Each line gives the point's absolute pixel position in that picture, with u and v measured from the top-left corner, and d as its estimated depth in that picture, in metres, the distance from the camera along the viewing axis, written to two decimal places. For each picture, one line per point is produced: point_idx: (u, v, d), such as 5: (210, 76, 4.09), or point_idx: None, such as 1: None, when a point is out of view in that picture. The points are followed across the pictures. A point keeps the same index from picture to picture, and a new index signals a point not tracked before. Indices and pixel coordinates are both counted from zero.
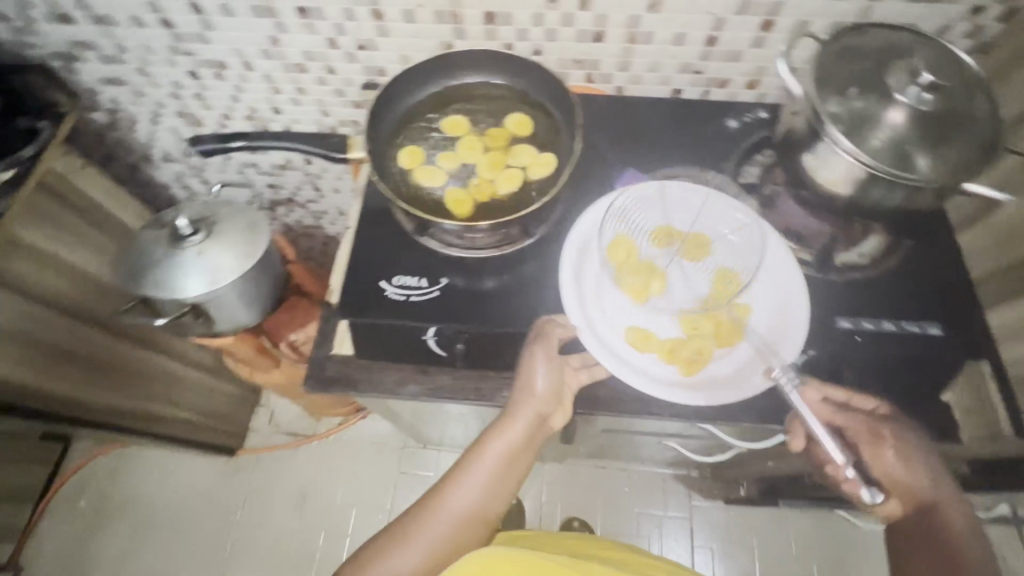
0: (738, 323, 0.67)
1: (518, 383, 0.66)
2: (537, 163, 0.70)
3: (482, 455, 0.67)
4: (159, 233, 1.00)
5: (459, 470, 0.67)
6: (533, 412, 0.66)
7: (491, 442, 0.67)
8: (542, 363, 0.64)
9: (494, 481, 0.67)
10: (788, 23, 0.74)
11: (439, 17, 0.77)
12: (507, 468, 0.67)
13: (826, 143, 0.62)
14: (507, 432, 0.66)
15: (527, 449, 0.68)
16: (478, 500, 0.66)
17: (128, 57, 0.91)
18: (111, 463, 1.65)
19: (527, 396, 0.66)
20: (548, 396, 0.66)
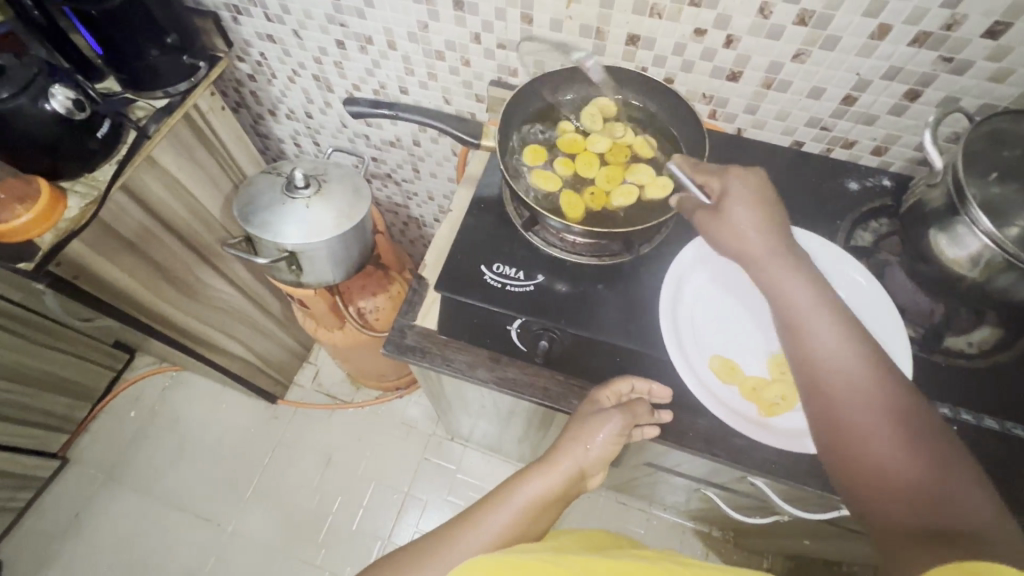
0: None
1: (574, 434, 0.67)
2: (655, 184, 0.71)
3: (514, 495, 0.64)
4: (274, 181, 1.08)
5: (482, 509, 0.63)
6: (577, 465, 0.66)
7: (530, 481, 0.65)
8: (616, 418, 0.66)
9: (536, 514, 0.63)
10: (935, 97, 0.73)
11: (584, 31, 0.80)
12: (531, 521, 0.63)
13: (964, 224, 0.59)
14: (551, 474, 0.65)
15: (557, 503, 0.66)
16: (518, 525, 0.62)
17: (289, 18, 0.99)
18: (166, 382, 1.76)
19: (584, 443, 0.66)
20: (597, 459, 0.67)
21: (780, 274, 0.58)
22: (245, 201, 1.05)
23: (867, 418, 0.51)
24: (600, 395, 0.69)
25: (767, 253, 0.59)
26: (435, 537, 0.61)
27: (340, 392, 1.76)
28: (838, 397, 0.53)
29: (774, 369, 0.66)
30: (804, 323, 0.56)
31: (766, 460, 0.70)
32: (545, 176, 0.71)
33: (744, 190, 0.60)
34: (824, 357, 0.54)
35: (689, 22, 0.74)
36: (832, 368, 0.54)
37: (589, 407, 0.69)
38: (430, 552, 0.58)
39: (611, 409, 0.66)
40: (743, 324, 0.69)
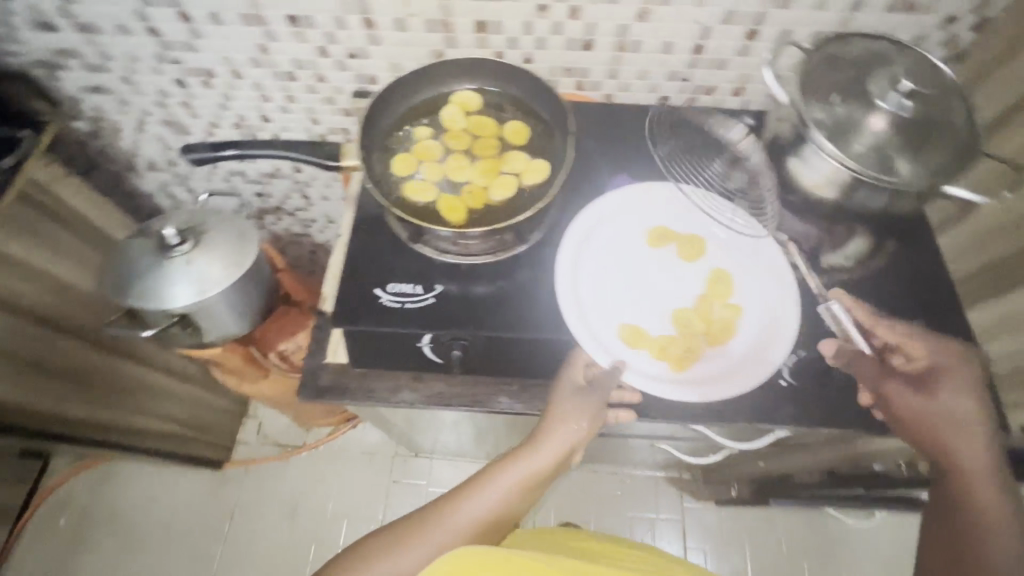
0: (731, 323, 0.68)
1: (552, 415, 0.68)
2: (531, 169, 0.70)
3: (498, 479, 0.67)
4: (145, 243, 0.99)
5: (466, 492, 0.67)
6: (562, 446, 0.67)
7: (513, 466, 0.67)
8: (593, 401, 0.66)
9: (506, 501, 0.67)
10: (772, 33, 0.76)
11: (431, 26, 0.77)
12: (513, 502, 0.67)
13: (812, 150, 0.63)
14: (533, 460, 0.67)
15: (539, 483, 0.69)
16: (485, 514, 0.66)
17: (113, 65, 0.89)
18: (93, 478, 1.60)
19: (568, 426, 0.67)
20: (580, 440, 0.68)
21: (954, 388, 0.64)
22: (118, 272, 0.96)
23: (995, 499, 0.62)
24: (572, 373, 0.67)
25: (938, 365, 0.65)
26: (423, 517, 0.65)
27: (289, 439, 1.68)
28: (982, 486, 0.63)
29: (678, 325, 0.68)
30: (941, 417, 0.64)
31: (697, 409, 0.73)
32: (418, 186, 0.69)
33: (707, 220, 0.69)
34: (978, 452, 0.63)
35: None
36: (962, 456, 0.63)
37: (564, 387, 0.68)
38: (422, 528, 0.64)
39: (589, 389, 0.67)
40: (644, 287, 0.70)
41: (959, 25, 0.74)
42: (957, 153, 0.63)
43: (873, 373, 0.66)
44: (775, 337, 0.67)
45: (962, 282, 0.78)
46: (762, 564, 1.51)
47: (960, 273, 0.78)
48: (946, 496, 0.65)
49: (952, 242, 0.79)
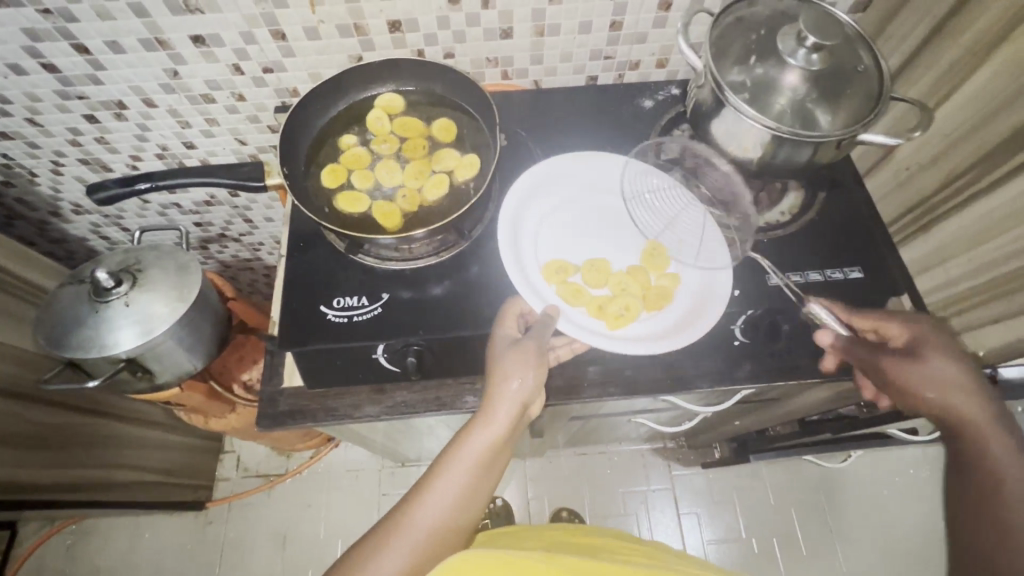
0: (667, 290, 0.69)
1: (495, 376, 0.62)
2: (462, 164, 0.69)
3: (459, 454, 0.61)
4: (80, 290, 0.94)
5: (430, 480, 0.62)
6: (514, 404, 0.62)
7: (470, 435, 0.62)
8: (532, 349, 0.62)
9: (473, 480, 0.62)
10: (685, 1, 0.77)
11: (343, 31, 0.75)
12: (483, 476, 0.62)
13: (732, 112, 0.64)
14: (490, 424, 0.62)
15: (506, 447, 0.64)
16: (454, 503, 0.61)
17: (13, 108, 0.84)
18: (69, 539, 1.54)
19: (515, 379, 0.62)
20: (531, 390, 0.63)
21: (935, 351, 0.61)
22: (51, 325, 0.91)
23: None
24: (506, 323, 0.65)
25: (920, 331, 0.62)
26: (391, 520, 0.60)
27: (270, 469, 1.64)
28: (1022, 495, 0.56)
29: (614, 285, 0.68)
30: (981, 426, 0.59)
31: (659, 380, 0.73)
32: (350, 197, 0.68)
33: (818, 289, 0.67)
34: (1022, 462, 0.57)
35: None
36: (1001, 462, 0.57)
37: (500, 341, 0.64)
38: (391, 532, 0.59)
39: (524, 338, 0.63)
40: (585, 251, 0.72)
41: None
42: (868, 98, 0.65)
43: (920, 374, 0.60)
44: (706, 307, 0.67)
45: (893, 222, 0.81)
46: (753, 517, 1.55)
47: (890, 215, 0.81)
48: (963, 495, 0.59)
49: (879, 186, 0.82)
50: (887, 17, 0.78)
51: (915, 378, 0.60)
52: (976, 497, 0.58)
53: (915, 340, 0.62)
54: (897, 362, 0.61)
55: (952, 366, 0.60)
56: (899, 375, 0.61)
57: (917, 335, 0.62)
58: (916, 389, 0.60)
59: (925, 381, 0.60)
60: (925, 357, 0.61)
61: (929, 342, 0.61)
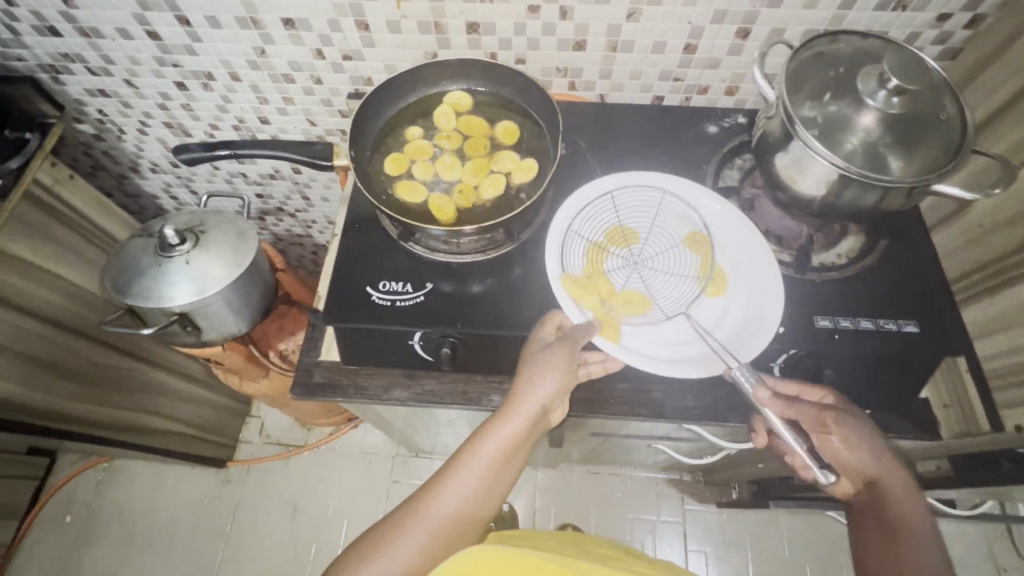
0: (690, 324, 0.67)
1: (524, 377, 0.63)
2: (520, 168, 0.71)
3: (481, 448, 0.62)
4: (147, 243, 1.00)
5: (449, 470, 0.63)
6: (538, 406, 0.63)
7: (491, 430, 0.63)
8: (560, 354, 0.62)
9: (491, 478, 0.62)
10: (763, 31, 0.76)
11: (423, 28, 0.78)
12: (500, 473, 0.63)
13: (801, 146, 0.63)
14: (511, 421, 0.62)
15: (525, 445, 0.64)
16: (470, 498, 0.61)
17: (115, 69, 0.91)
18: (99, 476, 1.63)
19: (541, 385, 0.62)
20: (556, 394, 0.63)
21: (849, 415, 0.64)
22: (116, 273, 0.97)
23: (927, 551, 0.57)
24: (540, 330, 0.65)
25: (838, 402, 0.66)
26: (410, 505, 0.62)
27: (291, 439, 1.69)
28: (925, 543, 0.57)
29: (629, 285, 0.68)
30: (894, 485, 0.61)
31: (687, 408, 0.72)
32: (408, 186, 0.70)
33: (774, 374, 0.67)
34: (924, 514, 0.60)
35: (521, 1, 0.74)
36: (910, 515, 0.60)
37: (535, 346, 0.64)
38: (408, 519, 0.60)
39: (557, 345, 0.63)
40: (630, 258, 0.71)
41: (951, 22, 0.73)
42: (946, 148, 0.63)
43: (849, 438, 0.62)
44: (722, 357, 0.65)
45: (955, 282, 0.78)
46: (764, 566, 1.49)
47: (955, 273, 0.78)
48: (874, 543, 0.60)
49: (945, 242, 0.79)
50: (977, 67, 0.75)
51: (842, 440, 0.63)
52: (887, 542, 0.59)
53: (838, 403, 0.66)
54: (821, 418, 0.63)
55: (869, 431, 0.63)
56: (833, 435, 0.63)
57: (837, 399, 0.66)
58: (842, 452, 0.63)
59: (851, 444, 0.62)
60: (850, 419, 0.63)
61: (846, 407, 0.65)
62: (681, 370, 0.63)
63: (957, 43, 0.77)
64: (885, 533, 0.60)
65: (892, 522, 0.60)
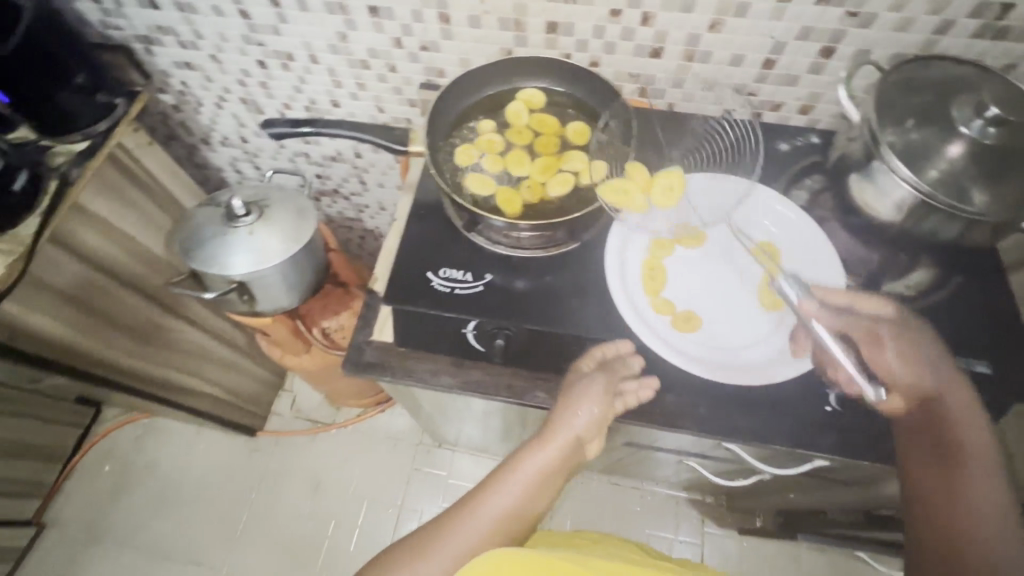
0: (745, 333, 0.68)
1: (564, 404, 0.67)
2: (589, 169, 0.72)
3: (518, 469, 0.65)
4: (214, 211, 1.05)
5: (481, 493, 0.64)
6: (574, 434, 0.66)
7: (527, 454, 0.66)
8: (598, 382, 0.66)
9: (526, 502, 0.63)
10: (849, 52, 0.75)
11: (503, 24, 0.80)
12: (533, 500, 0.64)
13: (882, 169, 0.63)
14: (547, 447, 0.66)
15: (557, 476, 0.66)
16: (507, 517, 0.62)
17: (204, 43, 0.96)
18: (138, 431, 1.70)
19: (579, 411, 0.66)
20: (591, 426, 0.67)
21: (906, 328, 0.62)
22: (184, 237, 1.02)
23: (982, 484, 0.58)
24: (579, 362, 0.69)
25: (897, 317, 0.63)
26: (441, 523, 0.62)
27: (320, 416, 1.73)
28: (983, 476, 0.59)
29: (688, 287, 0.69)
30: (956, 406, 0.60)
31: (733, 426, 0.71)
32: (477, 178, 0.71)
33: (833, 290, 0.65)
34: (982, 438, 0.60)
35: (604, 4, 0.74)
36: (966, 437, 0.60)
37: (576, 375, 0.68)
38: (446, 527, 0.61)
39: (596, 372, 0.67)
40: (692, 260, 0.72)
41: None
42: None
43: (909, 356, 0.61)
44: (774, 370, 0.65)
45: None
46: None
47: None
48: (920, 457, 0.61)
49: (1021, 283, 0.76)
50: None
51: (895, 360, 0.61)
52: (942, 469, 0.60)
53: (898, 317, 0.63)
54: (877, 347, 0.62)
55: (932, 344, 0.62)
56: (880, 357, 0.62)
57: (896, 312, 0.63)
58: (897, 369, 0.61)
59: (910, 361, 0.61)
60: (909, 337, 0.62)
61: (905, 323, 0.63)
62: (713, 373, 0.65)
63: None
64: (939, 463, 0.60)
65: (950, 449, 0.60)
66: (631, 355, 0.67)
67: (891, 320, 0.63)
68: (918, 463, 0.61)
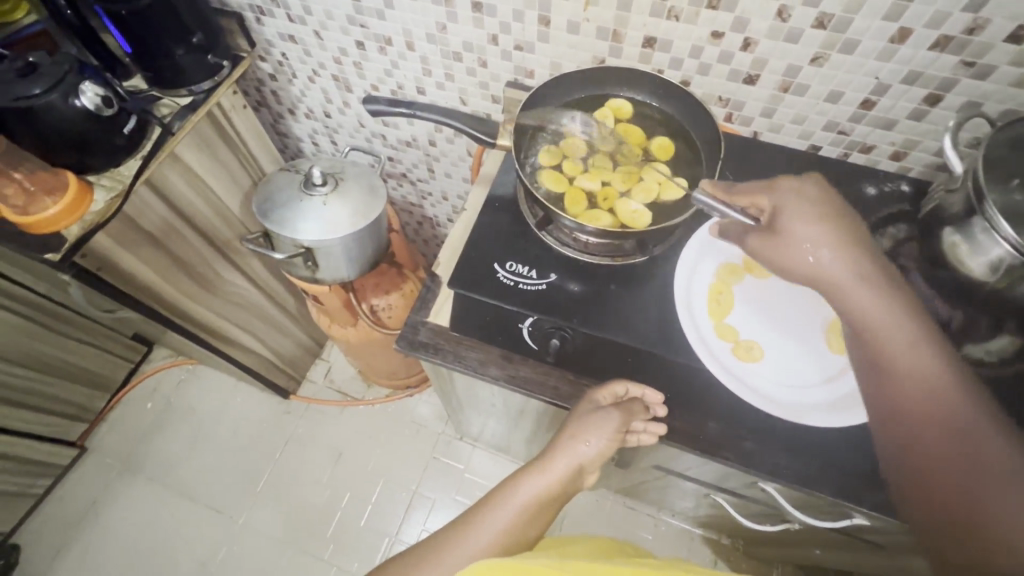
0: (810, 373, 0.66)
1: (569, 433, 0.68)
2: (671, 184, 0.72)
3: (516, 490, 0.65)
4: (293, 178, 1.10)
5: (478, 513, 0.64)
6: (575, 462, 0.67)
7: (527, 478, 0.67)
8: (613, 418, 0.67)
9: (523, 525, 0.63)
10: (957, 102, 0.72)
11: (601, 33, 0.81)
12: (528, 526, 0.64)
13: (983, 227, 0.59)
14: (546, 474, 0.67)
15: (554, 505, 0.67)
16: (505, 540, 0.62)
17: (310, 20, 1.01)
18: (182, 375, 1.79)
19: (583, 442, 0.67)
20: (596, 456, 0.68)
21: (802, 241, 0.58)
22: (263, 197, 1.07)
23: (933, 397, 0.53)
24: (596, 395, 0.71)
25: (813, 233, 0.57)
26: (441, 538, 0.62)
27: (351, 389, 1.78)
28: (924, 370, 0.53)
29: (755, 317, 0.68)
30: (846, 290, 0.56)
31: (778, 465, 0.69)
32: (556, 177, 0.73)
33: (795, 206, 0.59)
34: (904, 321, 0.55)
35: (707, 25, 0.74)
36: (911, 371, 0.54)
37: (586, 406, 0.70)
38: (446, 542, 0.62)
39: (608, 408, 0.68)
40: (762, 288, 0.71)
41: None
42: None
43: (787, 253, 0.59)
44: (837, 413, 0.63)
45: None
46: None
47: None
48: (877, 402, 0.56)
49: None
50: None
51: (777, 255, 0.60)
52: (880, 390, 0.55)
53: (776, 203, 0.60)
54: (760, 246, 0.61)
55: (815, 225, 0.58)
56: (764, 252, 0.61)
57: (775, 198, 0.60)
58: (800, 268, 0.58)
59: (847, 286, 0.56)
60: (784, 223, 0.59)
61: (790, 206, 0.60)
62: (773, 409, 0.64)
63: None
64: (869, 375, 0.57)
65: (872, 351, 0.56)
66: (657, 405, 0.71)
67: (777, 209, 0.60)
68: (861, 380, 0.58)
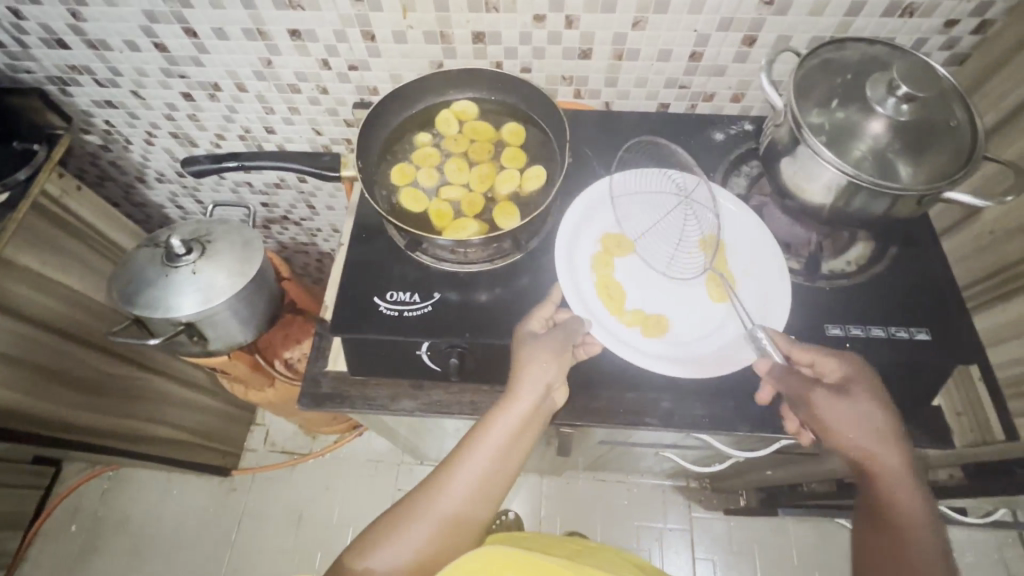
0: (697, 328, 0.68)
1: (519, 365, 0.64)
2: (530, 176, 0.71)
3: (490, 434, 0.64)
4: (153, 253, 1.00)
5: (450, 466, 0.64)
6: (539, 389, 0.64)
7: (489, 429, 0.64)
8: (553, 342, 0.64)
9: (500, 461, 0.64)
10: (769, 39, 0.76)
11: (428, 37, 0.79)
12: (504, 461, 0.64)
13: (810, 153, 0.62)
14: (512, 408, 0.64)
15: (528, 432, 0.65)
16: (480, 487, 0.64)
17: (123, 80, 0.92)
18: (103, 485, 1.62)
19: (538, 369, 0.63)
20: (555, 377, 0.64)
21: (852, 408, 0.60)
22: (124, 282, 0.97)
23: (927, 555, 0.58)
24: (528, 325, 0.66)
25: (865, 407, 0.60)
26: (417, 500, 0.64)
27: (297, 446, 1.69)
28: (925, 534, 0.59)
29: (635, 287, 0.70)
30: (891, 467, 0.60)
31: (697, 417, 0.71)
32: (412, 196, 0.71)
33: (860, 381, 0.61)
34: (920, 501, 0.60)
35: (527, 11, 0.74)
36: (915, 526, 0.59)
37: (524, 336, 0.65)
38: (421, 506, 0.63)
39: (547, 334, 0.65)
40: (638, 257, 0.73)
41: (959, 28, 0.73)
42: (956, 154, 0.62)
43: (837, 411, 0.61)
44: (727, 359, 0.65)
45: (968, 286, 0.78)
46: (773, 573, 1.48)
47: (965, 278, 0.77)
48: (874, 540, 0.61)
49: (953, 248, 0.78)
50: (986, 72, 0.74)
51: (830, 412, 0.61)
52: (877, 528, 0.61)
53: (844, 373, 0.62)
54: (824, 402, 0.61)
55: (869, 401, 0.60)
56: (824, 408, 0.61)
57: (846, 368, 0.62)
58: (839, 425, 0.61)
59: (883, 448, 0.61)
60: (849, 395, 0.61)
61: (856, 378, 0.61)
62: (670, 371, 0.64)
63: (966, 47, 0.76)
64: (880, 520, 0.61)
65: (886, 504, 0.61)
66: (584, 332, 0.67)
67: (838, 375, 0.62)
68: (865, 520, 0.63)
